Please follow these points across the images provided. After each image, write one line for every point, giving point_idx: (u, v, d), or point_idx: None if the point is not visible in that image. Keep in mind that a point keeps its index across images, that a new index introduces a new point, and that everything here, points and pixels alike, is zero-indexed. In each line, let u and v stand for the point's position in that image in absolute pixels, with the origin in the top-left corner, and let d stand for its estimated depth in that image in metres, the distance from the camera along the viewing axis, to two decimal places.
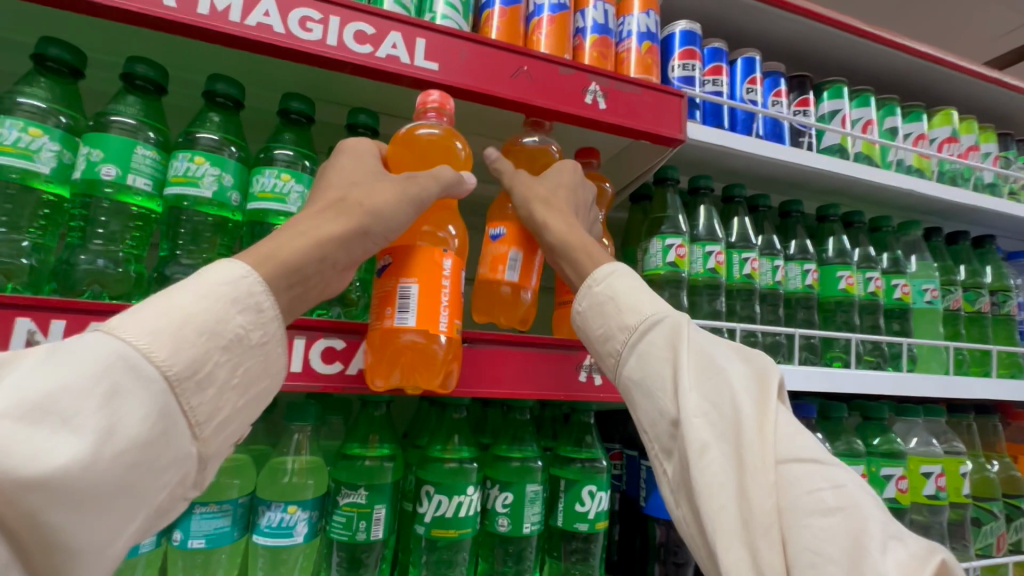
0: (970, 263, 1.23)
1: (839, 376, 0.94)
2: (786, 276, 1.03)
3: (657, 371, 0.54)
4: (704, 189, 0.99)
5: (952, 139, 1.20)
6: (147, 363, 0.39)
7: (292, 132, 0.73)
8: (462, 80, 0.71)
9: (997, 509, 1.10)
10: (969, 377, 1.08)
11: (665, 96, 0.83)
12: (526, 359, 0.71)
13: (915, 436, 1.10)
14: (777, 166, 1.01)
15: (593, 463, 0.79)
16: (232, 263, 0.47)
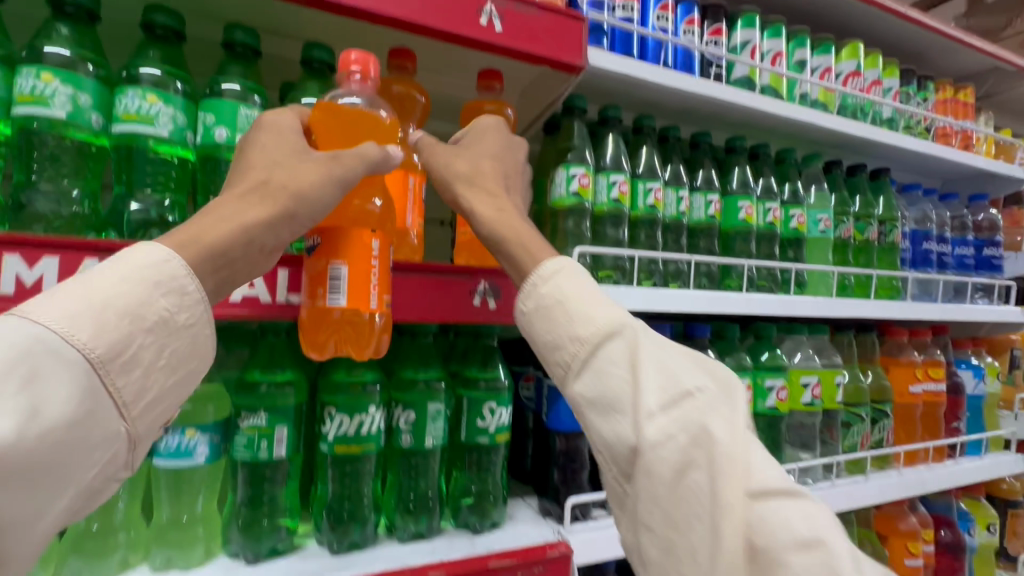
0: (864, 195, 1.32)
1: (722, 299, 1.00)
2: (690, 206, 1.08)
3: (615, 391, 0.54)
4: (613, 120, 1.00)
5: (856, 73, 1.24)
6: (69, 346, 0.40)
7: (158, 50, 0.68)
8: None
9: (863, 414, 1.26)
10: (849, 298, 1.19)
11: (566, 20, 0.82)
12: (419, 286, 0.73)
13: (799, 352, 1.23)
14: (683, 97, 1.03)
15: (495, 383, 0.84)
16: (151, 246, 0.47)
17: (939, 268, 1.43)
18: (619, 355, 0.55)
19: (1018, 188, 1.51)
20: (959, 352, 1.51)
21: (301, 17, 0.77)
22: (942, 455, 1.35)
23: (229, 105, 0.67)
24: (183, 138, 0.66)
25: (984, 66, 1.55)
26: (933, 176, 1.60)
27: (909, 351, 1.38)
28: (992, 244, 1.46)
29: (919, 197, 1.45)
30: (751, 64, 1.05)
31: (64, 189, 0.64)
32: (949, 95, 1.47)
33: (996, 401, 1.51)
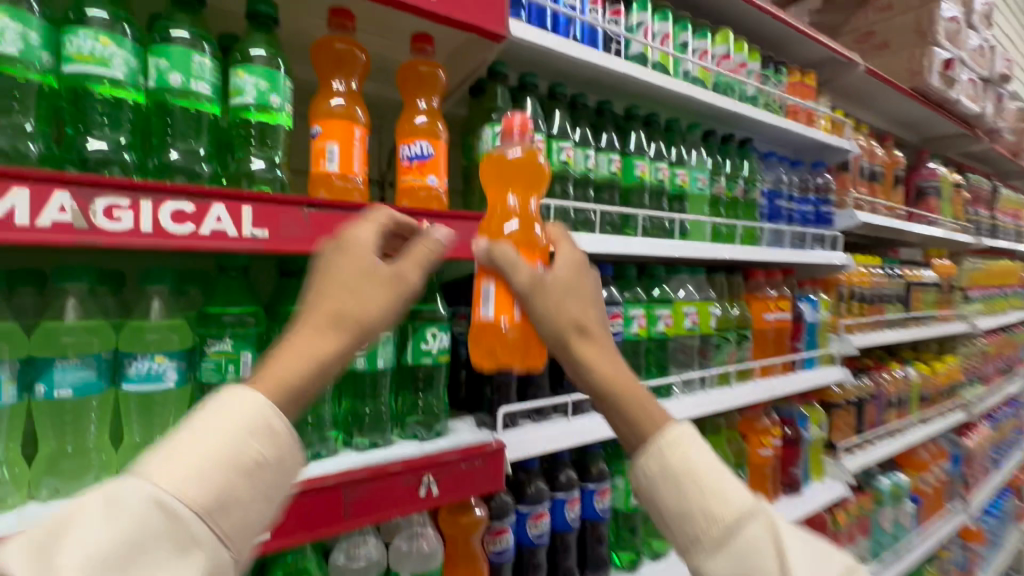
0: (732, 159, 1.56)
1: (676, 245, 1.31)
2: (597, 164, 1.24)
3: (737, 557, 0.55)
4: (530, 87, 1.14)
5: (727, 56, 1.46)
6: (165, 496, 0.43)
7: (185, 13, 0.73)
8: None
9: (729, 335, 1.51)
10: (717, 242, 1.44)
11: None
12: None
13: (682, 287, 1.44)
14: (641, 87, 1.29)
15: None
16: (239, 393, 0.49)
17: (788, 222, 1.73)
18: (755, 534, 0.55)
19: (845, 157, 1.84)
20: (802, 290, 1.84)
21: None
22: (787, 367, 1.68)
23: (182, 51, 0.69)
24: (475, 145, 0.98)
25: (825, 56, 1.81)
26: (785, 147, 1.89)
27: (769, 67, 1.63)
28: (825, 202, 1.81)
29: (775, 164, 1.73)
30: (693, 64, 1.34)
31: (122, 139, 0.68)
32: (798, 80, 1.73)
33: (828, 326, 1.88)
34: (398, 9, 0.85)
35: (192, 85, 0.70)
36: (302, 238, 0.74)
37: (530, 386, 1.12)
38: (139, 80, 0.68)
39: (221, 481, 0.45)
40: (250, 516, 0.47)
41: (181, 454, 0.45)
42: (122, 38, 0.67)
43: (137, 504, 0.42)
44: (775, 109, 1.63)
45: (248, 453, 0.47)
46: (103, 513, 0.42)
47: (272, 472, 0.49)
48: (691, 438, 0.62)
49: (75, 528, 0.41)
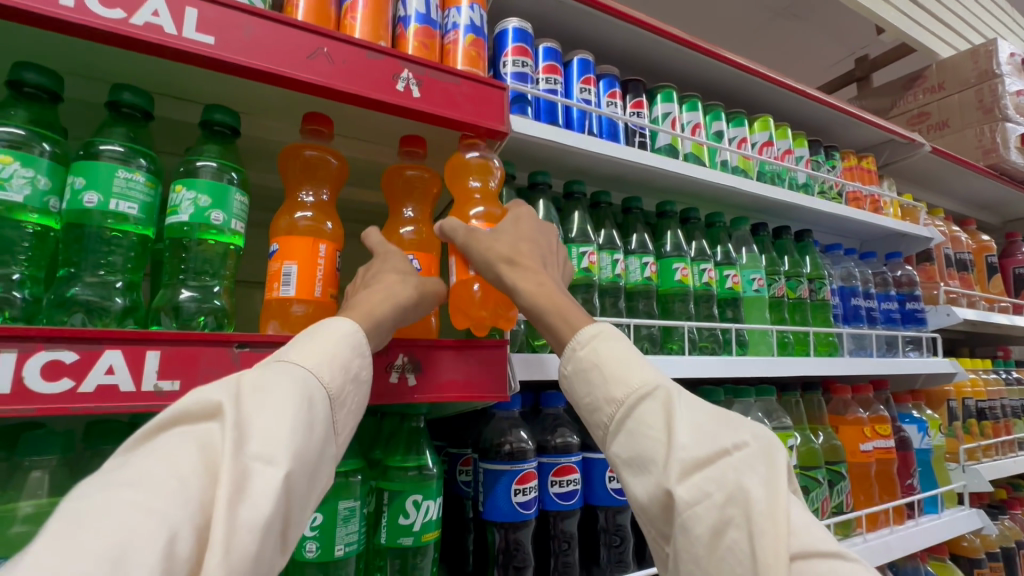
0: (792, 255, 1.34)
1: (732, 364, 1.06)
2: (626, 269, 1.05)
3: (647, 447, 0.53)
4: (542, 185, 0.99)
5: (769, 143, 1.30)
6: (317, 381, 0.49)
7: (123, 126, 0.64)
8: (365, 90, 0.71)
9: (820, 476, 1.18)
10: (789, 358, 1.16)
11: (488, 89, 0.82)
12: (351, 56, 0.71)
13: (749, 415, 1.15)
14: (673, 179, 1.12)
15: (344, 478, 0.68)
16: (342, 320, 0.57)
17: (870, 324, 1.46)
18: (658, 412, 0.55)
19: (927, 246, 1.56)
20: (900, 406, 1.48)
21: (341, 66, 0.70)
22: (901, 515, 1.29)
23: (104, 167, 0.57)
24: None
25: (881, 139, 1.64)
26: (851, 237, 1.65)
27: (821, 151, 1.45)
28: (912, 299, 1.53)
29: (842, 257, 1.50)
30: (736, 152, 1.18)
31: (11, 274, 0.55)
32: (855, 164, 1.54)
33: (942, 454, 1.50)
34: (382, 111, 0.74)
35: (116, 207, 0.58)
36: None
37: (555, 558, 0.84)
38: (50, 202, 0.57)
39: (344, 375, 0.52)
40: (353, 416, 0.53)
41: (305, 344, 0.52)
42: (36, 156, 0.56)
43: (298, 375, 0.48)
44: (833, 197, 1.42)
45: (355, 362, 0.54)
46: (268, 374, 0.47)
47: (366, 388, 0.55)
48: (607, 332, 0.62)
49: (253, 382, 0.46)
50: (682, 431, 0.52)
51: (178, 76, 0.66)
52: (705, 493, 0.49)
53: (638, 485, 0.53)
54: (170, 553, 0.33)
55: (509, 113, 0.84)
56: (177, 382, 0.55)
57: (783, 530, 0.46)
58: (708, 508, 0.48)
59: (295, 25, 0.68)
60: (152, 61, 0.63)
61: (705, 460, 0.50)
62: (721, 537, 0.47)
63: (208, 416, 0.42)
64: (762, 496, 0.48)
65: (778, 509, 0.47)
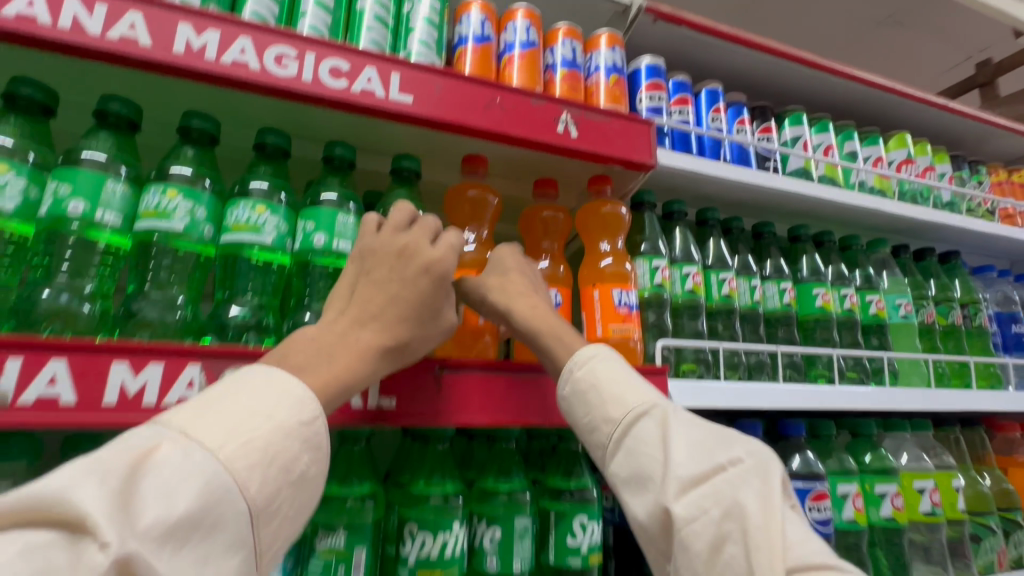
0: (939, 278, 1.25)
1: (887, 395, 1.00)
2: (764, 295, 1.03)
3: (644, 464, 0.57)
4: (678, 214, 1.00)
5: (908, 160, 1.24)
6: (256, 465, 0.42)
7: (334, 175, 0.75)
8: (531, 133, 0.77)
9: (994, 524, 1.06)
10: (948, 390, 1.08)
11: (635, 125, 0.86)
12: (518, 104, 0.78)
13: (905, 452, 1.07)
14: (807, 202, 1.10)
15: (517, 495, 0.73)
16: (293, 384, 0.48)
17: None
18: (652, 431, 0.59)
19: None
20: None
21: (511, 114, 0.77)
22: None
23: (329, 213, 0.67)
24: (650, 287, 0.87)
25: None
26: (1002, 258, 1.50)
27: (964, 166, 1.36)
28: None
29: (996, 279, 1.37)
30: (875, 172, 1.13)
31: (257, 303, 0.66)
32: (1004, 178, 1.41)
33: None
34: (545, 151, 0.80)
35: (339, 247, 0.67)
36: (436, 407, 0.63)
37: None
38: (287, 242, 0.67)
39: (281, 475, 0.44)
40: (281, 532, 0.44)
41: (243, 420, 0.43)
42: (278, 205, 0.67)
43: (211, 449, 0.40)
44: (982, 214, 1.32)
45: (301, 462, 0.45)
46: (178, 468, 0.38)
47: (308, 489, 0.47)
48: (603, 354, 0.66)
49: (153, 477, 0.37)
50: (678, 453, 0.56)
51: (376, 132, 0.76)
52: (702, 509, 0.52)
53: (637, 504, 0.57)
54: None
55: (655, 146, 0.88)
56: (395, 400, 0.61)
57: (775, 542, 0.49)
58: (704, 525, 0.51)
59: (474, 80, 0.76)
60: (360, 119, 0.73)
61: (700, 477, 0.54)
62: (720, 552, 0.50)
63: (74, 519, 0.33)
64: (756, 510, 0.50)
65: (772, 523, 0.50)
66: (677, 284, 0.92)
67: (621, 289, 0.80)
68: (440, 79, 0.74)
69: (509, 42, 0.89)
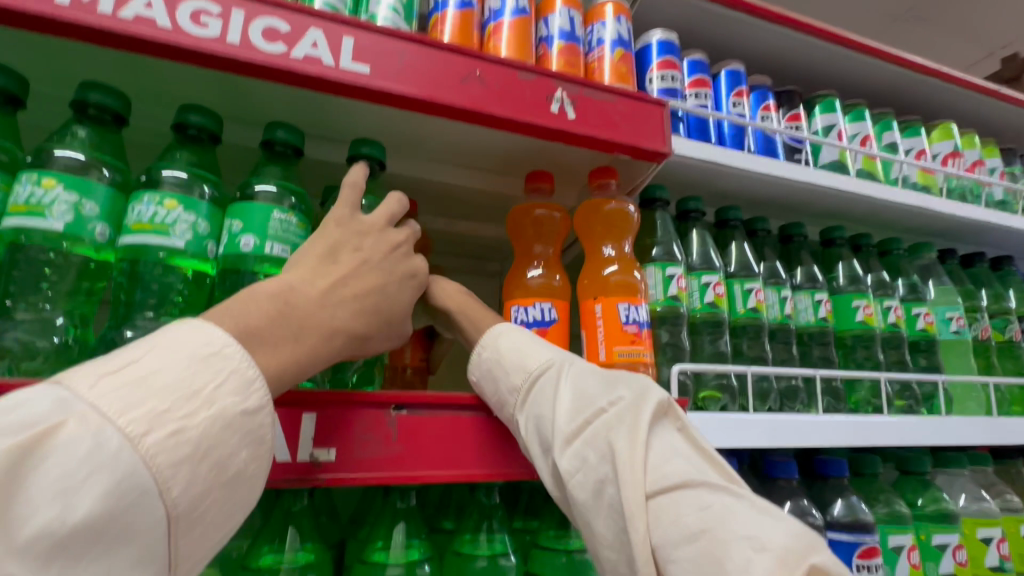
0: (992, 287, 1.09)
1: (943, 427, 0.84)
2: (795, 308, 0.88)
3: (539, 427, 0.51)
4: (695, 213, 0.85)
5: (956, 153, 1.09)
6: (175, 469, 0.32)
7: (276, 164, 0.61)
8: (517, 113, 0.63)
9: None
10: (1013, 419, 0.92)
11: (645, 105, 0.72)
12: (503, 77, 0.64)
13: (963, 492, 0.91)
14: (843, 200, 0.95)
15: (498, 560, 0.58)
16: (242, 363, 0.37)
17: None
18: (545, 392, 0.53)
19: None
20: None
21: (493, 89, 0.63)
22: None
23: (260, 208, 0.53)
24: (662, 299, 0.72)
25: None
26: None
27: (1015, 161, 1.20)
28: None
29: None
30: (921, 165, 0.98)
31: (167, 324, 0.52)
32: None
33: None
34: (535, 135, 0.66)
35: (272, 251, 0.53)
36: (390, 459, 0.49)
37: None
38: (208, 246, 0.53)
39: (208, 477, 0.34)
40: (210, 537, 0.35)
41: (179, 408, 0.33)
42: (197, 199, 0.53)
43: (121, 442, 0.31)
44: None
45: (237, 460, 0.35)
46: (81, 459, 0.29)
47: (251, 489, 0.37)
48: (506, 326, 0.59)
49: (48, 466, 0.29)
50: (563, 404, 0.51)
51: (329, 112, 0.63)
52: (583, 458, 0.48)
53: (542, 468, 0.51)
54: None
55: (669, 131, 0.73)
56: (334, 453, 0.47)
57: (641, 473, 0.44)
58: (586, 475, 0.47)
59: (447, 47, 0.62)
60: (308, 95, 0.59)
61: (580, 425, 0.49)
62: (601, 496, 0.46)
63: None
64: (625, 444, 0.46)
65: (638, 454, 0.45)
66: (695, 295, 0.77)
67: (628, 303, 0.66)
68: (404, 46, 0.60)
69: (495, 9, 0.75)
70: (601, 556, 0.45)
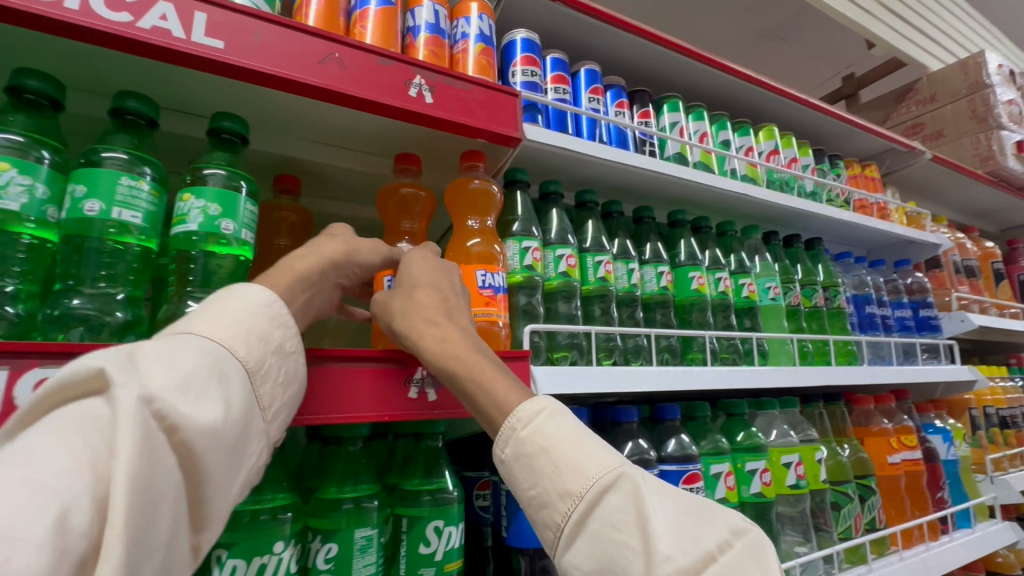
0: (805, 263, 1.32)
1: (755, 374, 1.03)
2: (642, 279, 1.02)
3: (615, 559, 0.45)
4: (554, 194, 0.96)
5: (775, 151, 1.30)
6: (233, 349, 0.45)
7: (128, 133, 0.62)
8: (373, 96, 0.69)
9: (851, 492, 1.13)
10: (811, 368, 1.13)
11: (500, 95, 0.80)
12: (362, 62, 0.69)
13: (774, 428, 1.11)
14: (684, 187, 1.11)
15: (362, 503, 0.64)
16: (243, 285, 0.51)
17: (886, 332, 1.44)
18: (620, 509, 0.47)
19: (934, 253, 1.57)
20: (922, 416, 1.45)
21: (351, 72, 0.68)
22: (935, 530, 1.23)
23: (107, 174, 0.54)
24: (517, 269, 0.82)
25: (882, 148, 1.65)
26: (860, 246, 1.64)
27: (825, 160, 1.46)
28: (925, 306, 1.51)
29: (853, 265, 1.49)
30: (745, 160, 1.17)
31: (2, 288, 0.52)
32: (859, 172, 1.54)
33: (970, 465, 1.45)
34: (393, 117, 0.72)
35: (121, 217, 0.55)
36: None
37: None
38: (48, 211, 0.53)
39: (260, 348, 0.47)
40: (276, 393, 0.49)
41: (224, 319, 0.47)
42: (34, 163, 0.53)
43: (198, 342, 0.43)
44: (841, 204, 1.42)
45: (273, 334, 0.49)
46: (176, 347, 0.41)
47: (293, 361, 0.51)
48: (551, 406, 0.54)
49: (154, 353, 0.40)
50: (661, 534, 0.45)
51: (185, 86, 0.65)
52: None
53: None
54: (63, 527, 0.29)
55: (522, 120, 0.83)
56: None
57: None
58: None
59: (306, 29, 0.66)
60: (161, 66, 0.61)
61: (690, 569, 0.43)
62: None
63: (101, 385, 0.37)
64: None
65: None
66: (550, 266, 0.87)
67: (485, 270, 0.74)
68: (260, 25, 0.63)
69: None
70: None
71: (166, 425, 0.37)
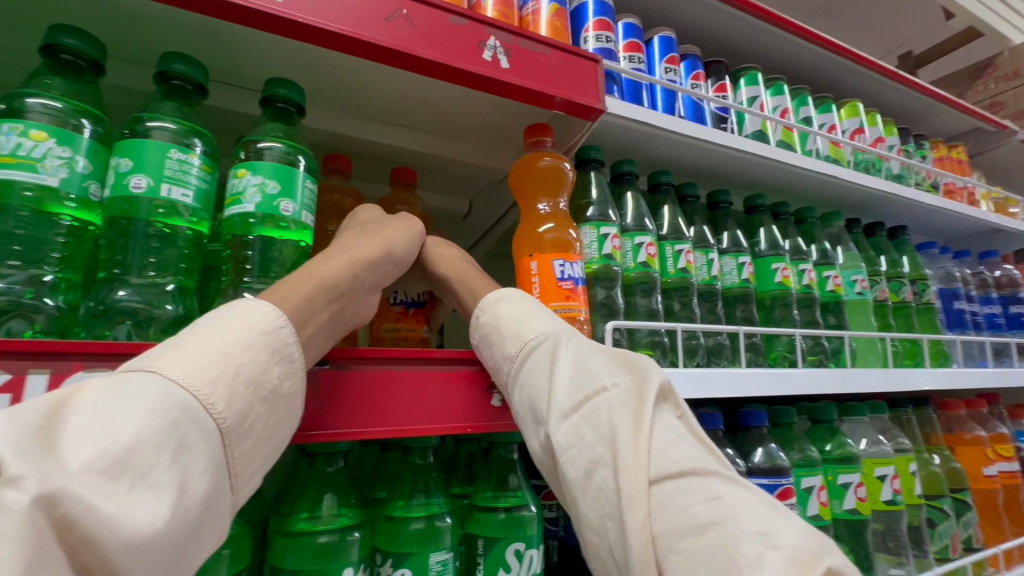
0: (890, 254, 1.20)
1: (850, 377, 0.92)
2: (721, 270, 0.92)
3: (533, 400, 0.50)
4: (628, 175, 0.86)
5: (860, 130, 1.18)
6: (207, 402, 0.34)
7: (174, 101, 0.54)
8: (445, 58, 0.60)
9: (948, 507, 1.02)
10: (906, 370, 1.02)
11: (580, 60, 0.71)
12: (432, 20, 0.61)
13: (863, 436, 1.01)
14: (766, 168, 1.00)
15: (436, 522, 0.56)
16: (248, 302, 0.40)
17: (975, 330, 1.31)
18: (541, 361, 0.51)
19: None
20: (1014, 422, 1.32)
21: (420, 31, 0.59)
22: None
23: (154, 145, 0.46)
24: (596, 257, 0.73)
25: (967, 128, 1.50)
26: (940, 235, 1.50)
27: (910, 140, 1.32)
28: (1017, 301, 1.38)
29: (938, 256, 1.35)
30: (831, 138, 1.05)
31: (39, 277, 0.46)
32: (945, 153, 1.40)
33: None
34: (466, 84, 0.63)
35: (170, 196, 0.47)
36: (309, 417, 0.45)
37: None
38: (90, 188, 0.46)
39: (244, 397, 0.36)
40: (260, 452, 0.37)
41: (202, 354, 0.35)
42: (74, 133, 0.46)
43: (155, 393, 0.31)
44: (927, 189, 1.29)
45: (270, 374, 0.38)
46: (122, 403, 0.30)
47: (287, 405, 0.40)
48: (510, 294, 0.58)
49: (82, 417, 0.29)
50: (560, 380, 0.48)
51: (237, 47, 0.57)
52: (579, 434, 0.45)
53: (532, 440, 0.50)
54: None
55: (603, 89, 0.73)
56: None
57: (643, 460, 0.42)
58: (582, 450, 0.44)
59: None
60: (212, 23, 0.53)
61: (580, 401, 0.47)
62: (594, 476, 0.43)
63: None
64: (627, 429, 0.43)
65: (639, 440, 0.43)
66: (628, 256, 0.78)
67: (564, 259, 0.65)
68: None
69: None
70: (584, 531, 0.44)
71: (75, 539, 0.25)
